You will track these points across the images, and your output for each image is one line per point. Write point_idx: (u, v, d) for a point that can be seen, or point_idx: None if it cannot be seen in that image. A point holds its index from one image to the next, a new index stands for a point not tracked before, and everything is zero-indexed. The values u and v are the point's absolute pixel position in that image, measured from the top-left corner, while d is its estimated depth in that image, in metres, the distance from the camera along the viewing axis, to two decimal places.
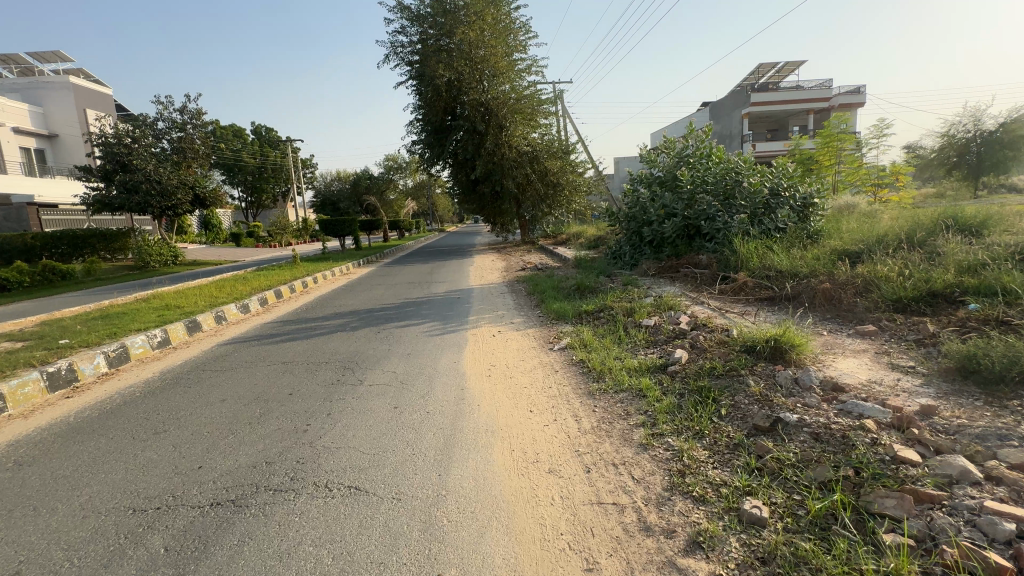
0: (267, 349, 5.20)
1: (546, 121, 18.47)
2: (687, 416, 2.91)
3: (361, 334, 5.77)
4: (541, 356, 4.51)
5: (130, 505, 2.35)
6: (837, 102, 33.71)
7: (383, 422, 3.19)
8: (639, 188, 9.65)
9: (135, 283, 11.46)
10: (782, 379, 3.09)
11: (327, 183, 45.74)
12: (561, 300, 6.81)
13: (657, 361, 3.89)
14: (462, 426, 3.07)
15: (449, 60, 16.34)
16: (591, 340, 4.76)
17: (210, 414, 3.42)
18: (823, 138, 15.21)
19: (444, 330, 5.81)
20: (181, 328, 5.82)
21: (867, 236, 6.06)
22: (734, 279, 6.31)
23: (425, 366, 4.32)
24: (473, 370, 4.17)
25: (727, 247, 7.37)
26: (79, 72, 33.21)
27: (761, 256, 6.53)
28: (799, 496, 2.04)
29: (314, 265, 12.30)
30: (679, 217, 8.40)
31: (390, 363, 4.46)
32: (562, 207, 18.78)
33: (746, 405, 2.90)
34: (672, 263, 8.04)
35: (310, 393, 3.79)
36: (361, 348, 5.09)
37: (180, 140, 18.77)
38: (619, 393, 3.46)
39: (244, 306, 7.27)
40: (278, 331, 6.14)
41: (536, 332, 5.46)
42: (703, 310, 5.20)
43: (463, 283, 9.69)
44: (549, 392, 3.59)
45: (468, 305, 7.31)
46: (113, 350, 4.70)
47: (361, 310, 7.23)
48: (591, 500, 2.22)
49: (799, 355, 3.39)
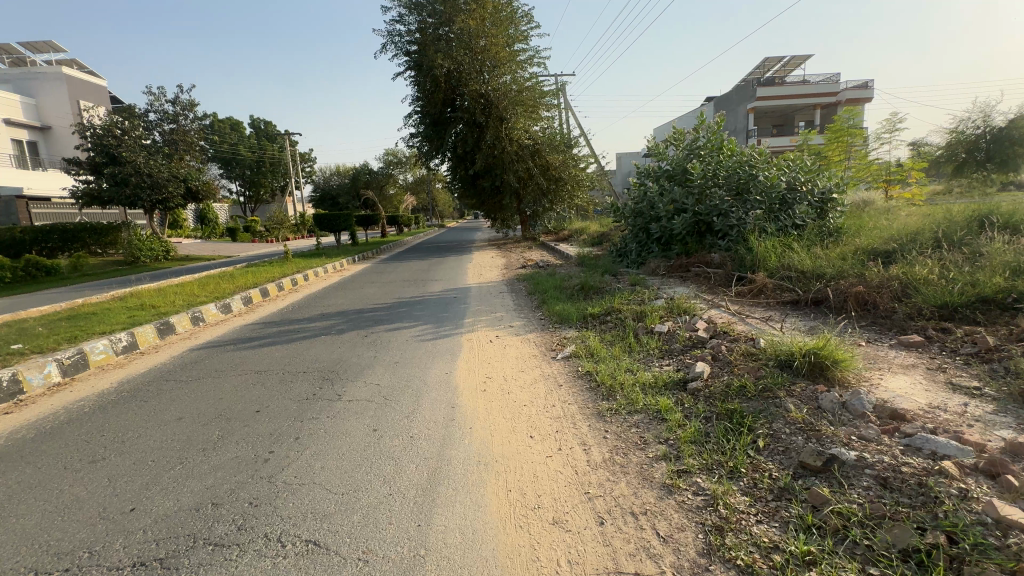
0: (241, 356, 4.73)
1: (548, 113, 17.96)
2: (718, 449, 2.44)
3: (346, 338, 5.30)
4: (543, 366, 4.03)
5: (34, 565, 1.90)
6: (844, 97, 33.08)
7: (357, 450, 2.72)
8: (646, 183, 9.16)
9: (119, 279, 11.02)
10: (828, 403, 2.61)
11: (326, 178, 45.30)
12: (564, 301, 6.36)
13: (675, 377, 3.41)
14: (450, 457, 2.60)
15: (448, 50, 15.79)
16: (597, 348, 4.29)
17: (159, 439, 2.96)
18: (833, 133, 14.72)
19: (437, 334, 5.34)
20: (151, 331, 5.33)
21: (898, 234, 5.59)
22: (752, 280, 5.83)
23: (413, 379, 3.84)
24: (466, 383, 3.70)
25: (741, 245, 6.90)
26: (73, 63, 32.64)
27: (780, 255, 6.07)
28: (878, 572, 1.59)
29: (306, 261, 11.82)
30: (689, 212, 7.89)
31: (373, 374, 3.99)
32: (564, 202, 18.28)
33: (788, 437, 2.42)
34: (681, 262, 7.56)
35: (281, 410, 3.33)
36: (344, 355, 4.61)
37: (173, 132, 18.49)
38: (634, 415, 2.98)
39: (226, 305, 6.81)
40: (259, 334, 5.68)
41: (538, 337, 4.99)
42: (722, 314, 4.75)
43: (460, 281, 9.23)
44: (553, 413, 3.11)
45: (465, 306, 6.85)
46: (68, 357, 4.24)
47: (351, 310, 6.78)
48: (606, 568, 1.76)
49: (842, 372, 2.94)
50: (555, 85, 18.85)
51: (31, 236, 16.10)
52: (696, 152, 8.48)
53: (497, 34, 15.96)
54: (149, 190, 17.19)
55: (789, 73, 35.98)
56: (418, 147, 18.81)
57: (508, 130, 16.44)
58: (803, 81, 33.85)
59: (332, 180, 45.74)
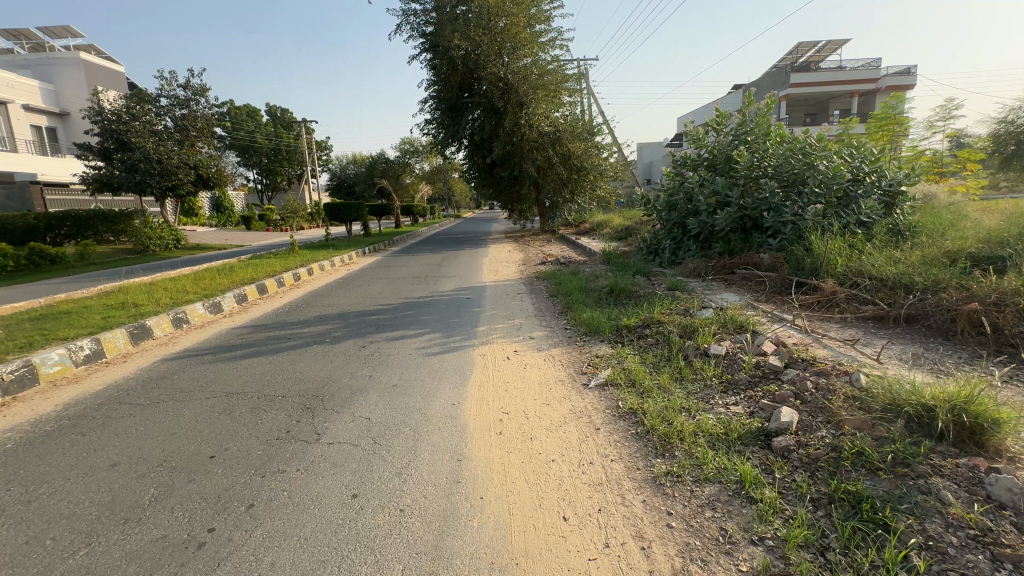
0: (216, 370, 4.03)
1: (569, 99, 17.06)
2: (850, 567, 1.64)
3: (341, 348, 4.58)
4: (573, 399, 3.24)
5: None
6: (883, 83, 31.14)
7: (328, 533, 1.98)
8: (683, 173, 8.25)
9: (120, 270, 10.53)
10: (1004, 493, 1.78)
11: (343, 166, 46.07)
12: (592, 307, 5.56)
13: (751, 425, 2.61)
14: (452, 554, 1.84)
15: (465, 29, 14.88)
16: (640, 376, 3.47)
17: (76, 499, 2.26)
18: (876, 122, 13.42)
19: (445, 346, 4.57)
20: (122, 336, 4.68)
21: (1002, 234, 4.60)
22: (818, 288, 4.94)
23: (412, 412, 3.09)
24: (478, 422, 2.94)
25: (798, 245, 5.99)
26: (91, 48, 32.52)
27: (850, 258, 5.16)
28: None
29: (313, 253, 11.18)
30: (733, 206, 7.01)
31: (364, 403, 3.24)
32: (585, 193, 17.35)
33: (958, 553, 1.60)
34: (725, 262, 6.65)
35: (242, 456, 2.62)
36: (335, 373, 3.88)
37: (183, 117, 17.69)
38: (705, 486, 2.17)
39: (216, 305, 6.16)
40: (245, 340, 4.99)
41: (564, 354, 4.19)
42: (792, 334, 3.89)
43: (475, 279, 8.46)
44: (591, 477, 2.32)
45: (478, 310, 6.06)
46: (12, 371, 3.60)
47: (353, 312, 6.06)
48: None
49: (1006, 438, 2.08)
50: (577, 69, 17.83)
51: (45, 223, 15.92)
52: (741, 137, 7.48)
53: (517, 13, 15.04)
54: (158, 177, 16.81)
55: (824, 58, 34.02)
56: (433, 135, 18.02)
57: (527, 116, 15.50)
58: (839, 66, 31.94)
59: (348, 168, 45.97)
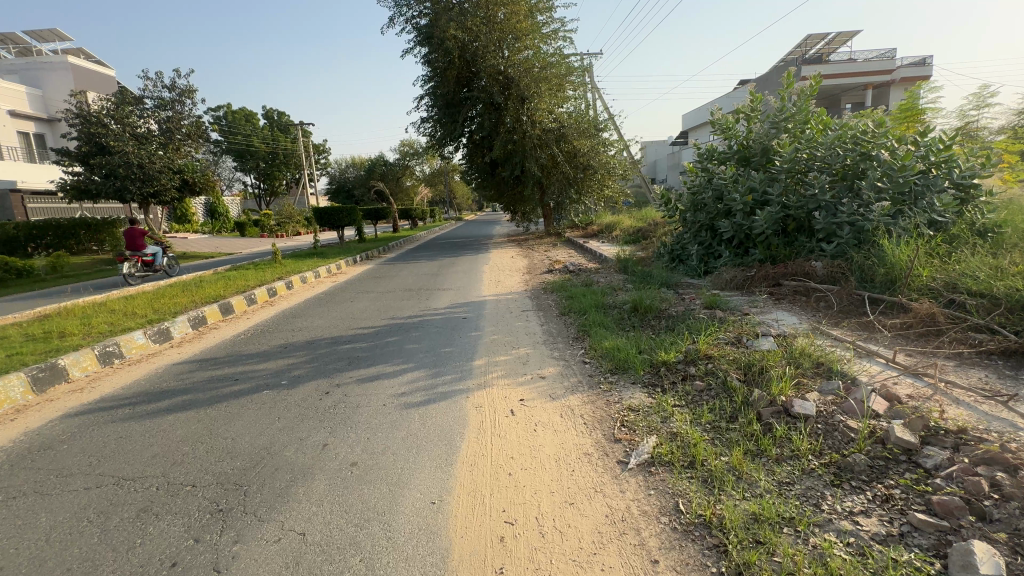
0: (120, 436, 3.01)
1: (574, 93, 16.02)
2: None
3: (296, 396, 3.54)
4: (610, 496, 2.18)
5: None
6: (898, 75, 30.11)
7: None
8: (710, 168, 7.20)
9: (81, 287, 9.51)
10: None
11: (343, 171, 45.25)
12: (616, 332, 4.51)
13: (919, 570, 1.57)
14: None
15: (462, 21, 13.92)
16: (700, 451, 2.42)
17: None
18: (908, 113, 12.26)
19: (431, 390, 3.54)
20: (22, 383, 3.68)
21: None
22: (906, 308, 3.89)
23: (371, 521, 2.07)
24: (468, 543, 1.92)
25: (863, 251, 4.94)
26: (80, 53, 31.71)
27: (942, 270, 4.10)
28: None
29: (296, 264, 10.10)
30: (775, 205, 5.96)
31: (300, 506, 2.20)
32: (591, 193, 16.26)
33: None
34: (767, 272, 5.58)
35: None
36: (275, 442, 2.83)
37: (168, 120, 16.80)
38: None
39: (162, 333, 5.16)
40: (182, 381, 3.98)
41: (585, 406, 3.15)
42: (902, 380, 2.84)
43: (473, 293, 7.42)
44: None
45: (476, 334, 5.03)
46: None
47: (326, 339, 5.04)
48: None
49: None
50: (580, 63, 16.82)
51: (26, 233, 14.97)
52: (781, 125, 6.36)
53: (517, 3, 14.07)
54: (139, 182, 15.84)
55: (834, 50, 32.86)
56: (431, 134, 16.97)
57: (530, 112, 14.45)
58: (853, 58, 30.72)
59: (348, 172, 45.11)
